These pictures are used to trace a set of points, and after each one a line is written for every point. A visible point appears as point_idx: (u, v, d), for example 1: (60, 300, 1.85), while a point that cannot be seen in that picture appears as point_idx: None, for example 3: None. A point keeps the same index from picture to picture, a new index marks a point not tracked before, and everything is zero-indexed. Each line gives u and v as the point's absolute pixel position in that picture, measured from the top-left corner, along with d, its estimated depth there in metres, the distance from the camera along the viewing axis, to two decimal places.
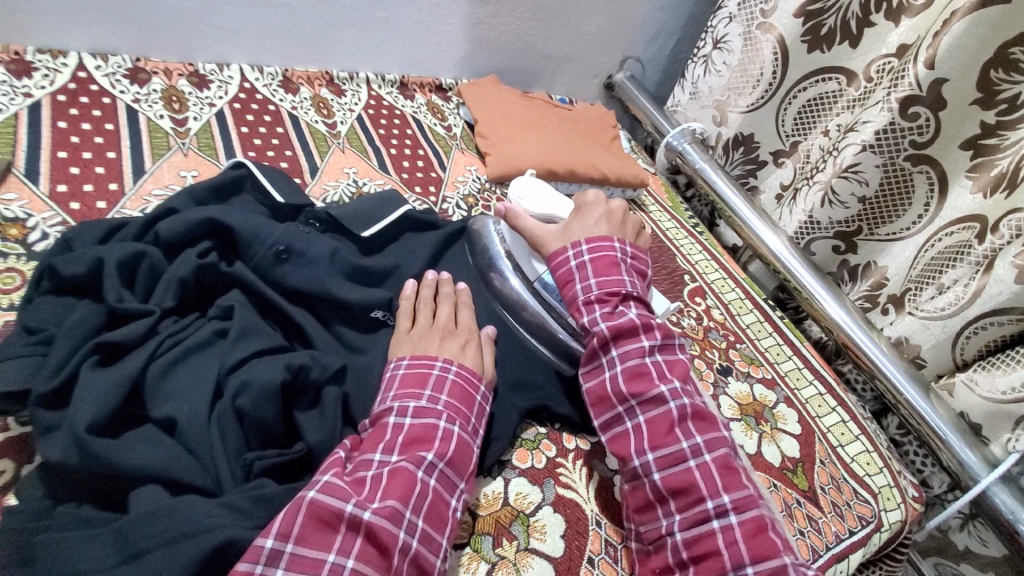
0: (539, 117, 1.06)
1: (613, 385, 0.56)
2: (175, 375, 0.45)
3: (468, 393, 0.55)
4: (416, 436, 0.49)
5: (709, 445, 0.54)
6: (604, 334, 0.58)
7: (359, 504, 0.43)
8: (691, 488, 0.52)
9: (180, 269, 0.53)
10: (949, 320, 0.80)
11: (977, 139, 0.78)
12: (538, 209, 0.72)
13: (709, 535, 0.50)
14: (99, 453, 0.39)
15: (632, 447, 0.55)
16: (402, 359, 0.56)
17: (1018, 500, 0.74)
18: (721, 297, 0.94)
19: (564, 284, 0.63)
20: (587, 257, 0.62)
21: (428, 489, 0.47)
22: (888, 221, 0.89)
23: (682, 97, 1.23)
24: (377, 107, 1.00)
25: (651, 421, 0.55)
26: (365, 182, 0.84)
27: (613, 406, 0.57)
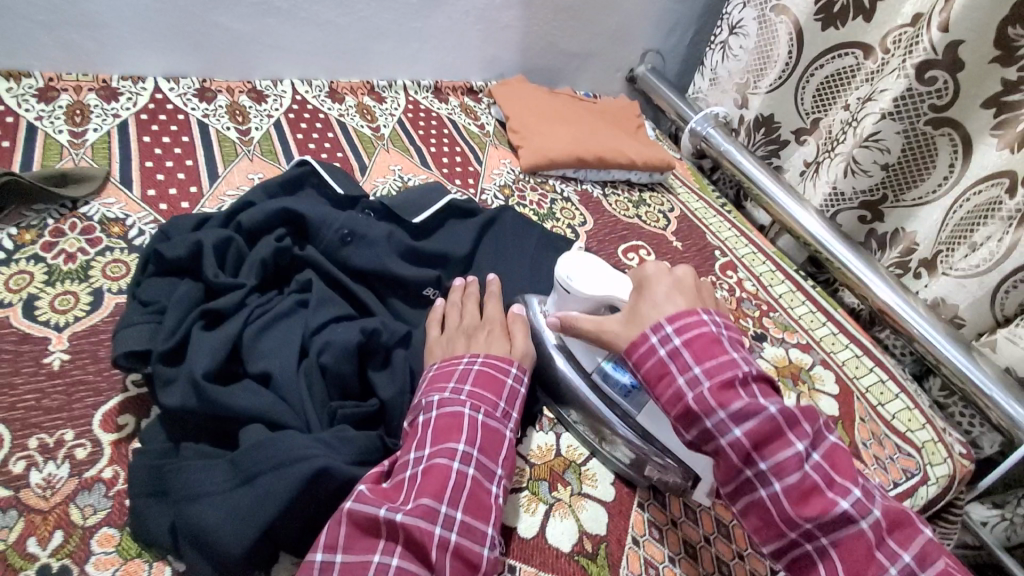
0: (568, 110, 1.11)
1: (777, 506, 0.43)
2: (268, 338, 0.52)
3: (494, 379, 0.55)
4: (445, 427, 0.49)
5: (918, 557, 0.43)
6: (740, 439, 0.44)
7: (391, 507, 0.43)
8: (773, 437, 0.44)
9: (262, 252, 0.59)
10: (986, 276, 0.81)
11: (998, 97, 0.80)
12: (596, 292, 0.59)
13: (854, 534, 0.42)
14: (214, 395, 0.46)
15: (737, 465, 0.45)
16: (429, 362, 0.56)
17: None
18: (753, 270, 0.97)
19: (657, 386, 0.49)
20: (677, 340, 0.48)
21: (462, 479, 0.47)
22: (913, 186, 0.92)
23: (702, 84, 1.27)
24: (415, 111, 1.07)
25: (850, 555, 0.42)
26: (409, 177, 0.91)
27: (783, 534, 0.44)
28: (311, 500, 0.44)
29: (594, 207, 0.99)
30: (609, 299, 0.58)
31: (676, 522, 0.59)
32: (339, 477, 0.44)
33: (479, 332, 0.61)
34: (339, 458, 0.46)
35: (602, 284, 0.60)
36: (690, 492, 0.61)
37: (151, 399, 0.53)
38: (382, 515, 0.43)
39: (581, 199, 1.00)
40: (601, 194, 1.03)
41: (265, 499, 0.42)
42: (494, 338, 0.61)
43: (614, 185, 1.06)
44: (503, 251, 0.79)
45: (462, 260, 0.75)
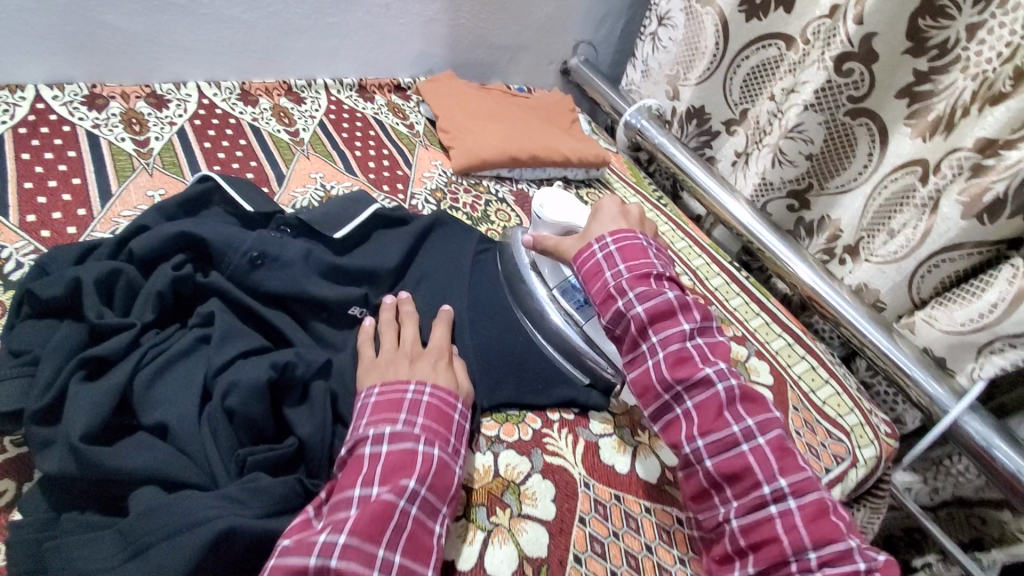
0: (499, 106, 1.08)
1: (688, 437, 0.55)
2: (163, 385, 0.48)
3: (445, 413, 0.53)
4: (395, 464, 0.47)
5: (796, 489, 0.52)
6: (665, 373, 0.56)
7: (324, 553, 0.41)
8: (743, 473, 0.53)
9: (157, 283, 0.54)
10: (903, 262, 0.83)
11: (911, 87, 0.83)
12: (559, 218, 0.73)
13: (738, 457, 0.53)
14: (95, 459, 0.42)
15: (658, 387, 0.57)
16: (374, 386, 0.54)
17: (990, 426, 0.77)
18: (689, 263, 0.97)
19: (601, 301, 0.62)
20: (613, 247, 0.64)
21: (404, 522, 0.44)
22: (837, 174, 0.94)
23: (634, 76, 1.27)
24: (337, 112, 1.01)
25: (725, 466, 0.54)
26: (332, 185, 0.86)
27: (692, 467, 0.56)
28: (217, 567, 0.40)
29: (530, 207, 0.97)
30: (568, 225, 0.73)
31: (617, 534, 0.58)
32: (246, 538, 0.41)
33: (409, 353, 0.58)
34: (247, 515, 0.42)
35: (566, 213, 0.74)
36: (631, 500, 0.61)
37: (32, 461, 0.47)
38: (315, 563, 0.40)
39: (516, 199, 0.97)
40: (537, 192, 1.01)
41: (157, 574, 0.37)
42: (426, 359, 0.58)
43: (550, 183, 1.05)
44: (434, 263, 0.76)
45: (390, 274, 0.71)
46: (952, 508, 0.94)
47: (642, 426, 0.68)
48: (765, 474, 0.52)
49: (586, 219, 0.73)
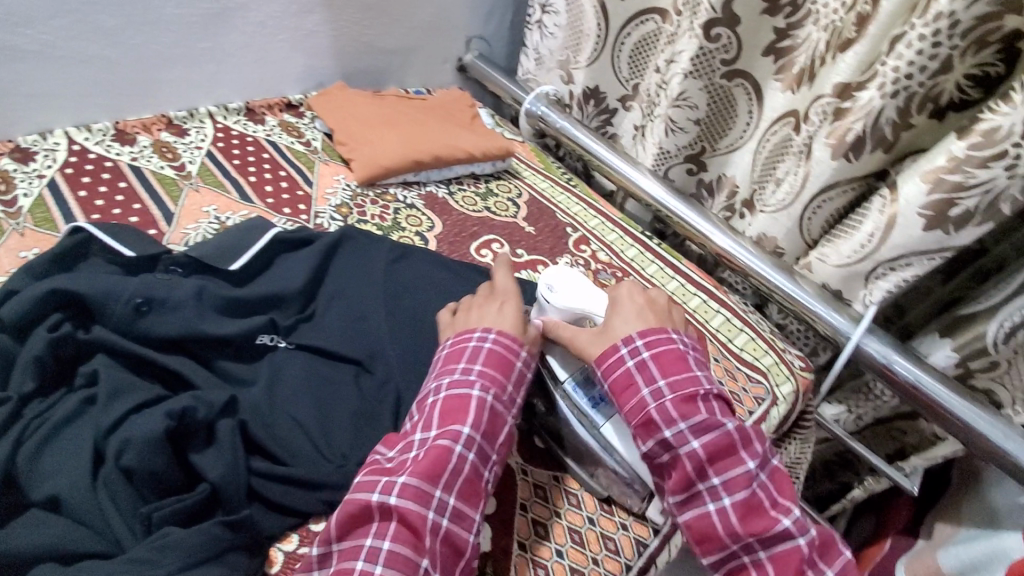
0: (395, 111, 1.06)
1: (726, 524, 0.53)
2: (54, 458, 0.45)
3: (506, 361, 0.59)
4: (450, 408, 0.55)
5: (818, 540, 0.55)
6: (700, 455, 0.54)
7: (384, 492, 0.50)
8: (766, 513, 0.53)
9: (32, 347, 0.50)
10: (791, 208, 0.88)
11: (773, 44, 0.89)
12: (573, 305, 0.65)
13: (790, 550, 0.52)
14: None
15: (693, 476, 0.54)
16: (446, 341, 0.62)
17: (886, 343, 0.84)
18: (604, 239, 1.00)
19: (622, 388, 0.59)
20: (646, 354, 0.59)
21: (461, 465, 0.53)
22: (724, 135, 1.00)
23: (529, 66, 1.27)
24: (226, 138, 0.97)
25: (776, 557, 0.52)
26: (227, 216, 0.83)
27: (724, 544, 0.53)
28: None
29: (441, 208, 0.97)
30: (585, 313, 0.65)
31: (559, 513, 0.60)
32: None
33: None
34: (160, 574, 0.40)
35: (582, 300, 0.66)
36: (570, 479, 0.63)
37: None
38: (378, 498, 0.49)
39: (426, 202, 0.97)
40: (446, 193, 1.00)
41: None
42: None
43: (458, 182, 1.04)
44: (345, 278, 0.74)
45: (298, 297, 0.69)
46: (875, 427, 1.02)
47: None
48: (817, 562, 0.53)
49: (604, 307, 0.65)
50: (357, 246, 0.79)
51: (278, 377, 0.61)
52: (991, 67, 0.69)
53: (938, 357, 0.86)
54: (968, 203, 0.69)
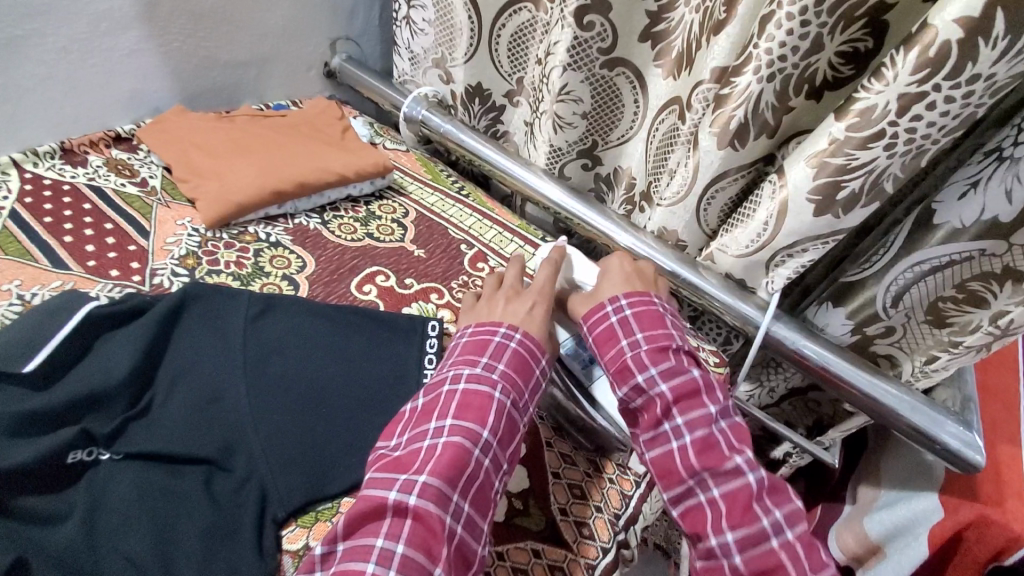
0: (247, 134, 0.92)
1: (686, 460, 0.59)
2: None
3: (524, 363, 0.62)
4: (466, 405, 0.57)
5: (774, 496, 0.58)
6: (667, 395, 0.61)
7: (403, 491, 0.50)
8: (723, 455, 0.59)
9: None
10: (686, 201, 0.84)
11: (649, 29, 0.83)
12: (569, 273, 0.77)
13: (740, 488, 0.58)
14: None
15: (660, 416, 0.61)
16: (466, 330, 0.66)
17: (794, 328, 0.83)
18: (502, 253, 0.92)
19: (605, 341, 0.67)
20: (626, 310, 0.68)
21: (476, 469, 0.54)
22: (613, 127, 0.94)
23: (405, 66, 1.15)
24: (35, 191, 0.81)
25: (729, 495, 0.58)
26: (33, 292, 0.68)
27: (682, 479, 0.59)
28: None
29: (314, 242, 0.85)
30: (576, 282, 0.77)
31: None
32: None
33: None
34: None
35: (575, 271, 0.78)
36: None
37: None
38: (395, 497, 0.50)
39: (295, 237, 0.85)
40: (319, 223, 0.88)
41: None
42: None
43: (334, 207, 0.93)
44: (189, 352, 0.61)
45: (120, 393, 0.57)
46: (791, 399, 1.01)
47: None
48: (760, 500, 0.57)
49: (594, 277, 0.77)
50: (207, 305, 0.65)
51: (98, 514, 0.50)
52: (861, 42, 0.66)
53: (835, 326, 0.85)
54: (854, 185, 0.67)
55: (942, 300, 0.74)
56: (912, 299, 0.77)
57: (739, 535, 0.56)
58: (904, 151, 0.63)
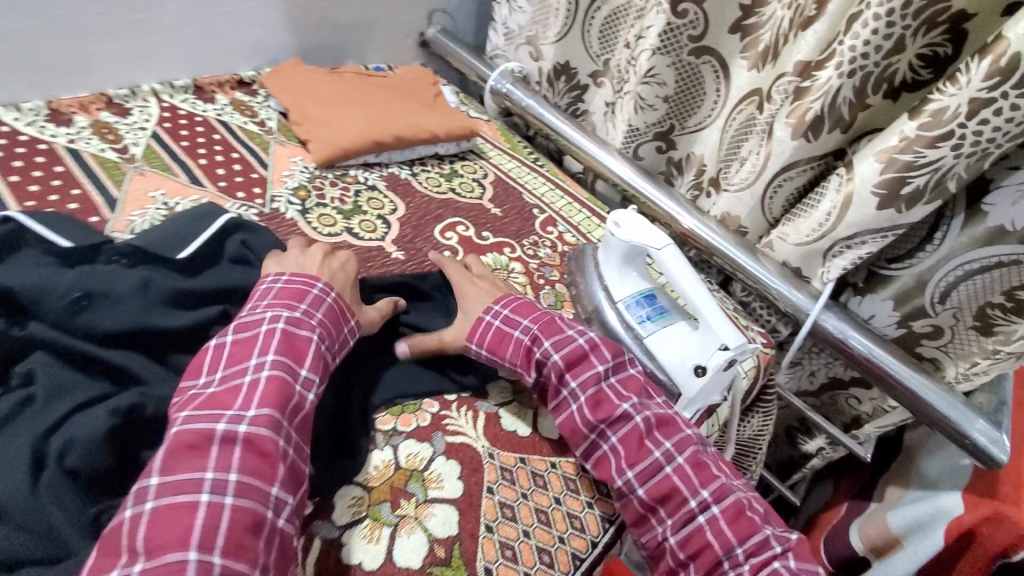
0: (353, 89, 1.02)
1: (581, 416, 0.61)
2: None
3: (341, 317, 0.61)
4: (287, 346, 0.55)
5: (679, 446, 0.59)
6: (560, 364, 0.63)
7: (232, 420, 0.48)
8: (618, 411, 0.61)
9: None
10: (753, 187, 0.89)
11: (739, 22, 0.88)
12: (637, 238, 0.74)
13: (630, 429, 0.60)
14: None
15: (556, 384, 0.63)
16: (279, 275, 0.62)
17: (843, 319, 0.86)
18: (570, 220, 0.99)
19: (496, 347, 0.65)
20: (505, 311, 0.67)
21: (301, 401, 0.53)
22: (693, 112, 0.99)
23: (498, 40, 1.23)
24: (173, 118, 0.92)
25: (624, 439, 0.60)
26: (176, 201, 0.79)
27: (586, 436, 0.61)
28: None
29: (403, 190, 0.94)
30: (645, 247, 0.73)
31: (526, 495, 0.60)
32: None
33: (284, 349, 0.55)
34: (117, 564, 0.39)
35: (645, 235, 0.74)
36: (536, 460, 0.63)
37: None
38: (223, 428, 0.48)
39: (388, 183, 0.94)
40: (409, 174, 0.98)
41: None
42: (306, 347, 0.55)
43: (422, 162, 1.02)
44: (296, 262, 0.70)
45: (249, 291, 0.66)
46: (834, 395, 1.03)
47: None
48: (653, 442, 0.59)
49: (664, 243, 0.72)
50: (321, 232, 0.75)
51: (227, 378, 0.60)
52: (940, 47, 0.70)
53: (881, 317, 0.88)
54: (918, 181, 0.71)
55: (990, 307, 0.77)
56: (959, 296, 0.79)
57: (643, 485, 0.58)
58: (969, 153, 0.67)
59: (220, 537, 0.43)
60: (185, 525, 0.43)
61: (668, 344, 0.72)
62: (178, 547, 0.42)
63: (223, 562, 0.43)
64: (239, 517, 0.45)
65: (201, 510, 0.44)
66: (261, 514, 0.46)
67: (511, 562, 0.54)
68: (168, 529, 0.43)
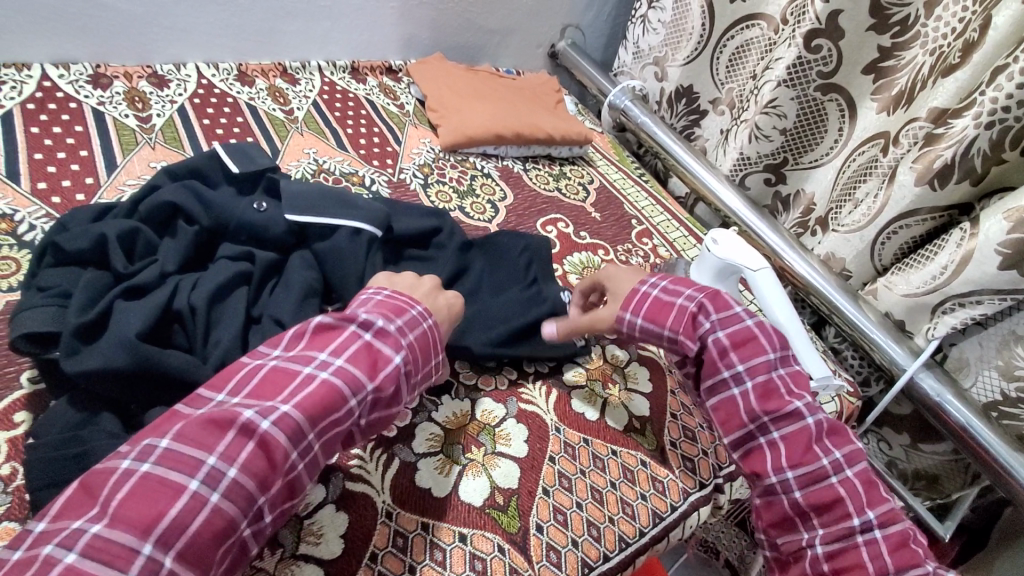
0: (486, 87, 1.12)
1: (746, 402, 0.58)
2: (180, 329, 0.55)
3: (428, 344, 0.55)
4: (360, 357, 0.50)
5: (849, 459, 0.55)
6: (726, 342, 0.60)
7: (261, 413, 0.43)
8: (806, 438, 0.56)
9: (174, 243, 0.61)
10: (865, 231, 0.87)
11: (876, 63, 0.87)
12: (734, 258, 0.75)
13: (800, 429, 0.56)
14: (147, 354, 0.49)
15: (718, 362, 0.61)
16: (382, 287, 0.57)
17: (942, 381, 0.81)
18: (667, 236, 1.02)
19: (653, 313, 0.64)
20: (665, 284, 0.66)
21: (345, 417, 0.47)
22: (809, 149, 0.98)
23: (626, 59, 1.29)
24: (331, 92, 1.05)
25: (790, 436, 0.56)
26: (324, 159, 0.91)
27: (745, 424, 0.59)
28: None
29: (514, 182, 1.01)
30: (738, 267, 0.75)
31: (584, 471, 0.63)
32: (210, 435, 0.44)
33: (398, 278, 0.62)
34: None
35: (740, 256, 0.75)
36: (599, 444, 0.66)
37: (51, 397, 0.52)
38: (249, 415, 0.43)
39: (501, 174, 1.02)
40: (521, 168, 1.05)
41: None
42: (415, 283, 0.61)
43: (535, 160, 1.09)
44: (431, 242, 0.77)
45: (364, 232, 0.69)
46: (865, 433, 0.98)
47: (613, 379, 0.73)
48: (822, 447, 0.56)
49: (761, 265, 0.73)
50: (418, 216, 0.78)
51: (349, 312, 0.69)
52: None
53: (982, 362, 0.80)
54: None
55: None
56: None
57: (806, 491, 0.55)
58: None
59: (183, 538, 0.38)
60: (157, 509, 0.38)
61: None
62: (136, 532, 0.36)
63: (173, 567, 0.37)
64: (215, 521, 0.39)
65: (182, 500, 0.38)
66: (235, 524, 0.40)
67: (561, 526, 0.58)
68: (142, 506, 0.37)
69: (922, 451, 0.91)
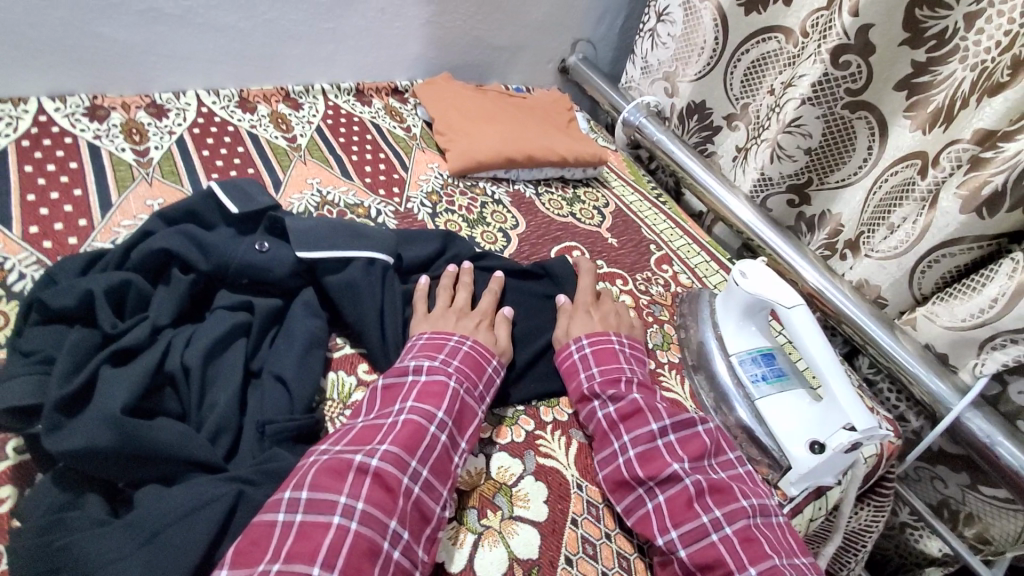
0: (495, 107, 1.08)
1: (630, 469, 0.59)
2: (172, 391, 0.52)
3: (469, 413, 0.58)
4: (410, 435, 0.52)
5: (730, 517, 0.55)
6: (613, 414, 0.62)
7: (346, 514, 0.45)
8: (688, 500, 0.55)
9: (169, 295, 0.57)
10: (904, 257, 0.82)
11: (909, 79, 0.81)
12: (764, 293, 0.69)
13: (678, 490, 0.56)
14: (131, 428, 0.46)
15: (608, 431, 0.62)
16: (421, 334, 0.63)
17: (993, 422, 0.75)
18: (687, 262, 0.97)
19: (568, 378, 0.68)
20: (588, 349, 0.68)
21: (434, 444, 0.53)
22: (837, 167, 0.92)
23: (634, 73, 1.24)
24: (335, 117, 1.02)
25: (670, 498, 0.56)
26: (328, 190, 0.87)
27: (633, 488, 0.58)
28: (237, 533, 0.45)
29: (526, 207, 0.97)
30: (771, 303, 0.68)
31: (610, 535, 0.58)
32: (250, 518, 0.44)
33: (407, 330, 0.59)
34: (263, 491, 0.48)
35: (771, 291, 0.69)
36: None
37: (36, 466, 0.48)
38: (337, 521, 0.45)
39: (513, 200, 0.98)
40: (533, 193, 1.01)
41: (179, 549, 0.42)
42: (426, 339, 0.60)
43: (547, 183, 1.05)
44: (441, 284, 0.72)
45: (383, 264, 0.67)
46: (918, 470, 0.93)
47: None
48: (702, 505, 0.55)
49: (795, 301, 0.67)
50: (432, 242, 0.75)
51: (356, 360, 0.64)
52: None
53: None
54: None
55: None
56: None
57: (690, 552, 0.53)
58: None
59: (342, 556, 0.43)
60: None
61: (783, 413, 0.67)
62: (305, 559, 0.42)
63: None
64: None
65: (332, 530, 0.44)
66: (378, 543, 0.45)
67: None
68: None
69: (981, 493, 0.85)
